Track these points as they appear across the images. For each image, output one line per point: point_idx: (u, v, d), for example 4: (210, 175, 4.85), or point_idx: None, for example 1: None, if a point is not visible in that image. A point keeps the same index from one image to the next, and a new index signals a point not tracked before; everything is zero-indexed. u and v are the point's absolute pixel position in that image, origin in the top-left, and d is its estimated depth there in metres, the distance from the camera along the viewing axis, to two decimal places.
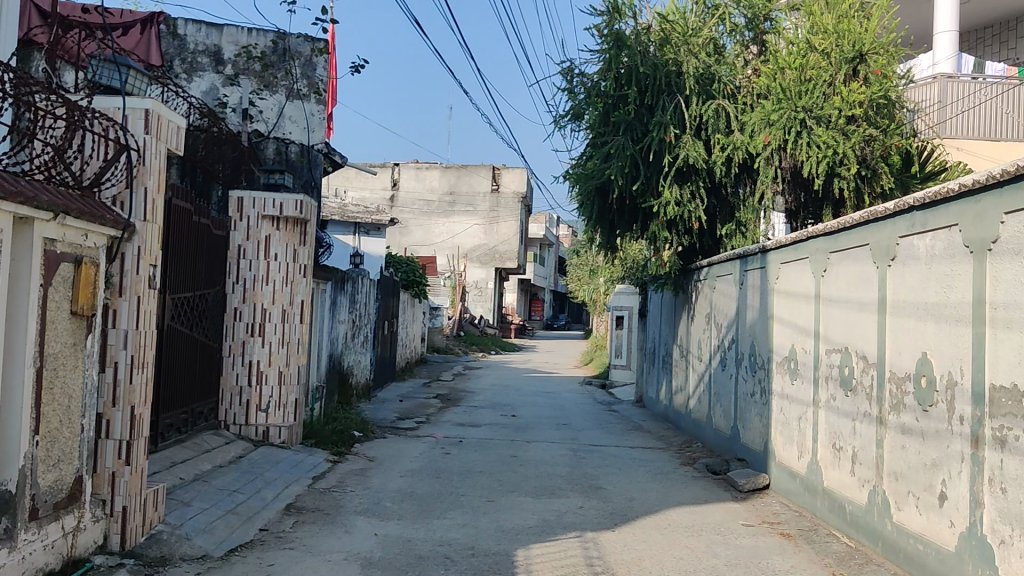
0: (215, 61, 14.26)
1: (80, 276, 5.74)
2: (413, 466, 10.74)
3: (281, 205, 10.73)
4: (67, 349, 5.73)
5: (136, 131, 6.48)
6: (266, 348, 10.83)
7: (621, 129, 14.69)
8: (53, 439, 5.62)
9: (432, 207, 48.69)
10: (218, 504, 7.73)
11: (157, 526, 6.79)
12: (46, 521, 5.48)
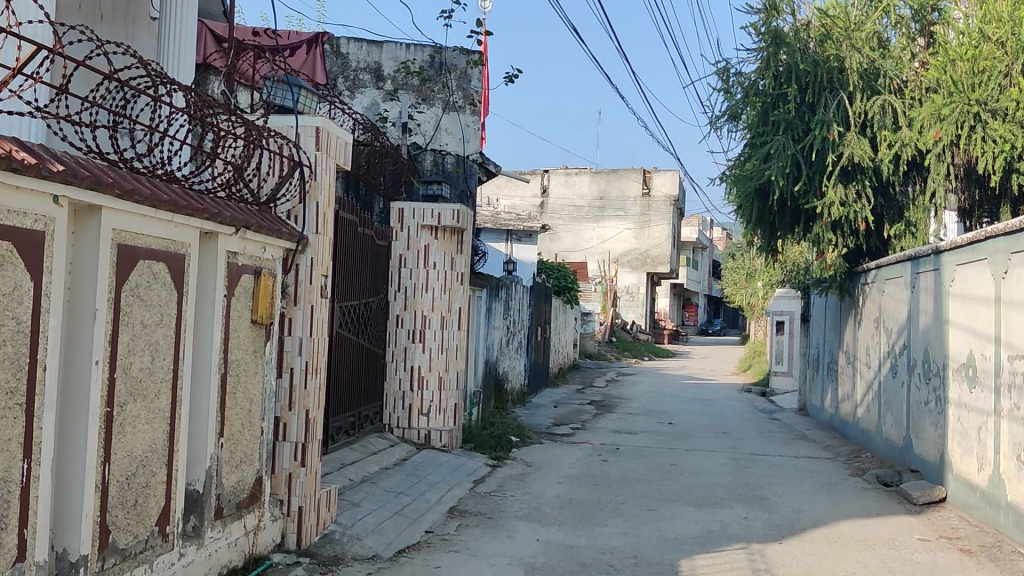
0: (376, 78, 14.80)
1: (259, 286, 6.05)
2: (572, 473, 10.77)
3: (439, 215, 10.94)
4: (248, 356, 6.04)
5: (308, 148, 6.76)
6: (427, 354, 11.10)
7: (781, 128, 14.35)
8: (236, 442, 5.92)
9: (582, 213, 48.69)
10: (385, 506, 7.96)
11: (330, 525, 7.05)
12: (230, 520, 5.78)
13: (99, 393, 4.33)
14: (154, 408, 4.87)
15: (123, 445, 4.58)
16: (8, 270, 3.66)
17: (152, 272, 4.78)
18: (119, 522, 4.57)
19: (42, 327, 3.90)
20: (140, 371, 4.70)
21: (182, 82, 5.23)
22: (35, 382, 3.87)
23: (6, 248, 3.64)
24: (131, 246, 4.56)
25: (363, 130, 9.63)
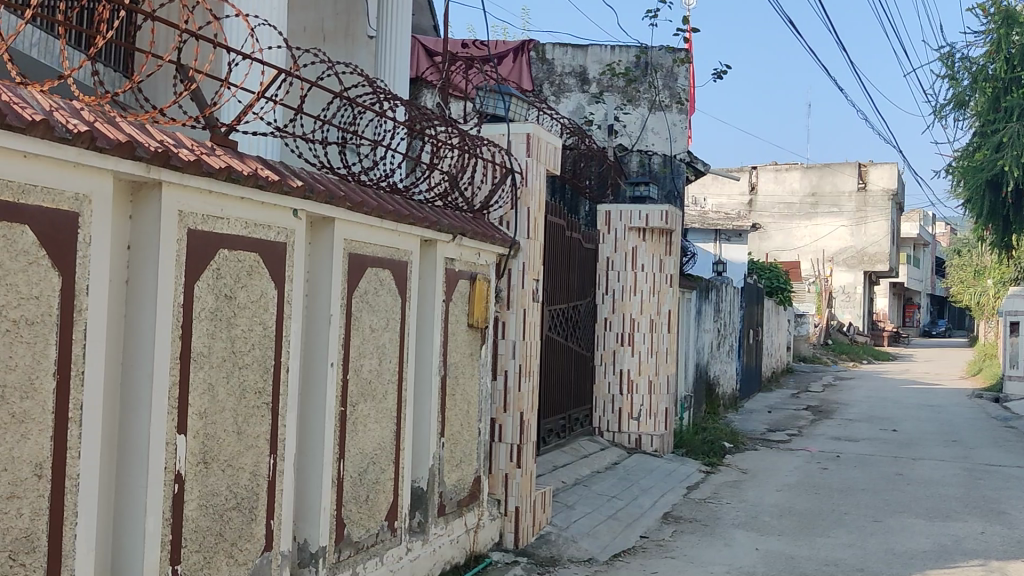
0: (581, 81, 14.86)
1: (475, 291, 6.23)
2: (790, 481, 10.44)
3: (647, 217, 10.89)
4: (466, 358, 6.23)
5: (519, 155, 6.89)
6: (637, 357, 11.07)
7: (1015, 114, 13.30)
8: (456, 442, 6.12)
9: (793, 210, 46.90)
10: (600, 509, 8.02)
11: (546, 527, 7.17)
12: (452, 517, 5.99)
13: (335, 394, 4.60)
14: (383, 407, 5.12)
15: (356, 443, 4.84)
16: (255, 280, 3.94)
17: (379, 279, 5.03)
18: (353, 516, 4.83)
19: (285, 331, 4.18)
20: (370, 373, 4.95)
21: (405, 97, 5.41)
22: (280, 383, 4.15)
23: (253, 259, 3.92)
24: (360, 255, 4.80)
25: (569, 134, 9.65)
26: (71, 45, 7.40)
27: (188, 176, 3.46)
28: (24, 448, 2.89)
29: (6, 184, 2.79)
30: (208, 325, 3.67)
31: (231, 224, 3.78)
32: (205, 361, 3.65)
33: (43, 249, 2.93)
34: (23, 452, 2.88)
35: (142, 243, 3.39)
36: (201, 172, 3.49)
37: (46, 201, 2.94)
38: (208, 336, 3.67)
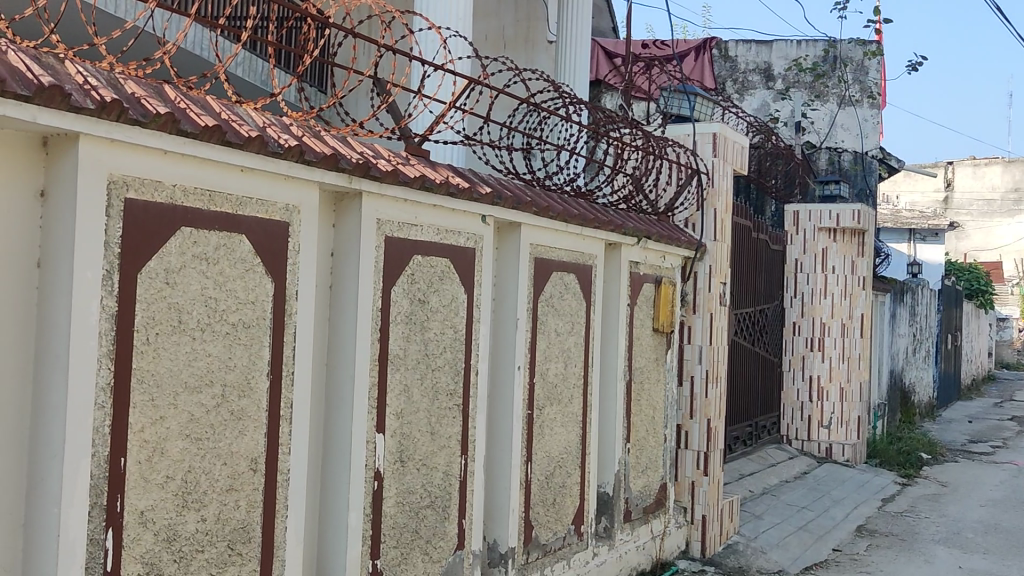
0: (767, 78, 14.43)
1: (659, 295, 6.19)
2: (996, 496, 9.79)
3: (838, 216, 10.48)
4: (651, 363, 6.18)
5: (705, 155, 6.76)
6: (827, 363, 10.68)
7: None
8: (642, 447, 6.08)
9: (995, 207, 44.02)
10: (790, 520, 7.78)
11: (734, 536, 7.01)
12: (638, 524, 5.95)
13: (522, 397, 4.65)
14: (569, 411, 5.14)
15: (543, 446, 4.89)
16: (447, 284, 4.04)
17: (565, 283, 5.04)
18: (540, 519, 4.87)
19: (475, 334, 4.24)
20: (556, 377, 4.99)
21: (590, 101, 5.40)
22: (470, 385, 4.22)
23: (445, 264, 4.02)
24: (547, 259, 4.83)
25: (755, 133, 9.41)
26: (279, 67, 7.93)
27: (386, 185, 3.58)
28: (241, 444, 3.07)
29: (226, 197, 2.99)
30: (404, 329, 3.79)
31: (424, 230, 3.89)
32: (401, 363, 3.78)
33: (258, 257, 3.11)
34: (240, 447, 3.07)
35: (343, 250, 3.54)
36: (398, 181, 3.60)
37: (260, 213, 3.12)
38: (404, 339, 3.79)
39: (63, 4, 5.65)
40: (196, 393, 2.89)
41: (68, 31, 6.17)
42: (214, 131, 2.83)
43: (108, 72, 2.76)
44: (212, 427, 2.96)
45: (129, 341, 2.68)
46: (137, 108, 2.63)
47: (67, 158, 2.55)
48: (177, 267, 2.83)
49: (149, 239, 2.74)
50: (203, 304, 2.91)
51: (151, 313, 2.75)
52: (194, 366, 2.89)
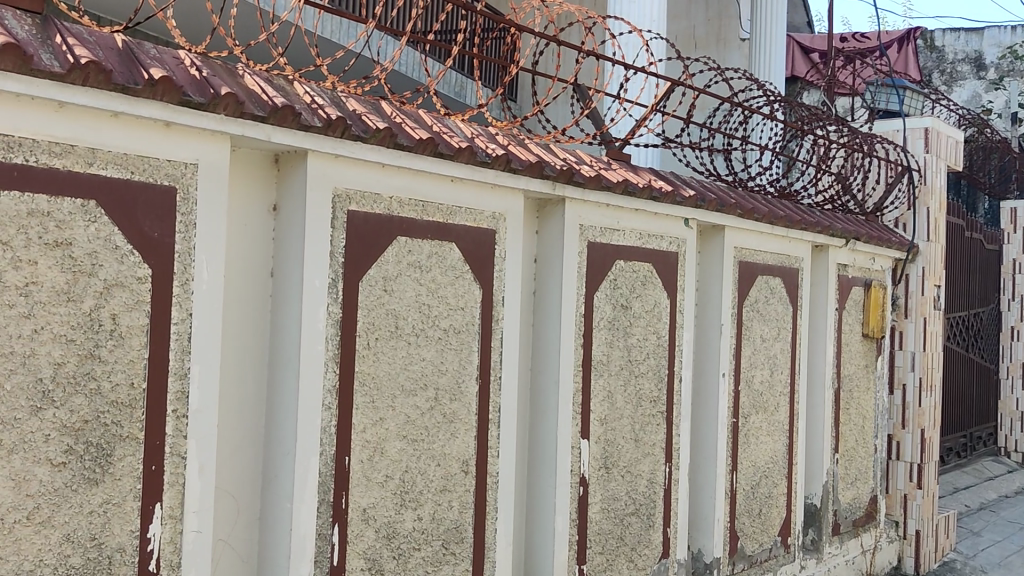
0: (978, 67, 13.64)
1: (869, 298, 5.92)
2: None
3: None
4: (860, 370, 5.93)
5: (916, 151, 6.40)
6: None
7: None
8: (851, 458, 5.84)
9: None
10: (1013, 537, 7.27)
11: (951, 554, 6.62)
12: (847, 537, 5.72)
13: (727, 404, 4.55)
14: (775, 420, 5.00)
15: (749, 455, 4.78)
16: (650, 290, 3.98)
17: (770, 287, 4.90)
18: (746, 529, 4.76)
19: (678, 342, 4.16)
20: (761, 384, 4.86)
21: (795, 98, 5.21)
22: (673, 394, 4.15)
23: (649, 269, 3.98)
24: (752, 263, 4.71)
25: (968, 126, 8.87)
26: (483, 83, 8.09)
27: (589, 191, 3.58)
28: (454, 446, 3.14)
29: (438, 207, 3.08)
30: (607, 334, 3.78)
31: (628, 235, 3.87)
32: (605, 369, 3.77)
33: (467, 264, 3.17)
34: (453, 449, 3.14)
35: (547, 256, 3.57)
36: (601, 186, 3.59)
37: (469, 221, 3.18)
38: (607, 345, 3.78)
39: (290, 32, 6.02)
40: (412, 395, 2.98)
41: (294, 56, 6.49)
42: (428, 144, 2.92)
43: (331, 90, 2.88)
44: (429, 429, 3.04)
45: (352, 346, 2.80)
46: (359, 124, 2.75)
47: (296, 173, 2.71)
48: (393, 275, 2.92)
49: (369, 250, 2.86)
50: (417, 310, 2.99)
51: (370, 318, 2.86)
52: (410, 370, 2.98)
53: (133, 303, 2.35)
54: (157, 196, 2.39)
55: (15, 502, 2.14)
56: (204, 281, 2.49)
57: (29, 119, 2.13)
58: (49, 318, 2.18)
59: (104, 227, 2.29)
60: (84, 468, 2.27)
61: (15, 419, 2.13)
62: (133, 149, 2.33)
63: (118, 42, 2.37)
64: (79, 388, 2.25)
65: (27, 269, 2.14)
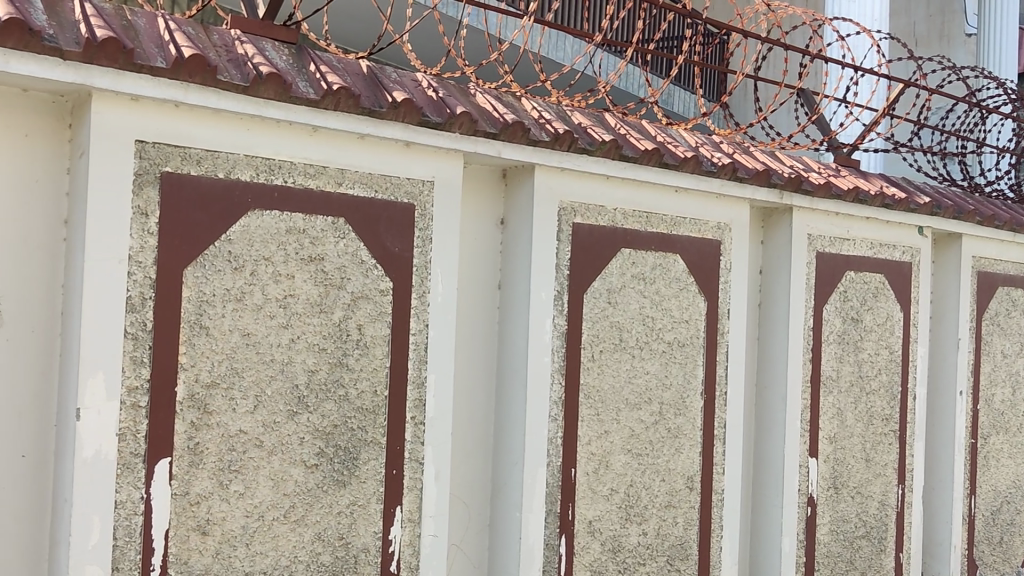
0: None
1: None
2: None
3: None
4: None
5: None
6: None
7: None
8: None
9: None
10: None
11: None
12: None
13: (965, 425, 4.28)
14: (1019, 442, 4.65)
15: (989, 479, 4.47)
16: (882, 302, 3.80)
17: (1013, 299, 4.57)
18: (986, 558, 4.45)
19: (912, 357, 3.95)
20: (1003, 404, 4.54)
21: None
22: (907, 412, 3.95)
23: (881, 280, 3.79)
24: (992, 273, 4.41)
25: None
26: (704, 94, 7.90)
27: (818, 200, 3.45)
28: (679, 461, 3.11)
29: (662, 218, 3.03)
30: (837, 349, 3.64)
31: (858, 245, 3.71)
32: (834, 386, 3.63)
33: (691, 276, 3.11)
34: (678, 464, 3.10)
35: (773, 267, 3.48)
36: (830, 194, 3.44)
37: (694, 232, 3.12)
38: (837, 360, 3.64)
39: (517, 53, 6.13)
40: (637, 409, 2.97)
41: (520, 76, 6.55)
42: (653, 154, 2.85)
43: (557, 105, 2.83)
44: (653, 444, 3.02)
45: (577, 359, 2.81)
46: (585, 137, 2.72)
47: (524, 187, 2.73)
48: (619, 287, 2.91)
49: (593, 262, 2.84)
50: (642, 323, 2.97)
51: (595, 330, 2.85)
52: (635, 383, 2.96)
53: (376, 314, 2.46)
54: (399, 213, 2.50)
55: (273, 500, 2.29)
56: (438, 293, 2.57)
57: (286, 144, 2.29)
58: (304, 328, 2.33)
59: (351, 244, 2.41)
60: (334, 470, 2.40)
61: (275, 422, 2.29)
62: (378, 169, 2.45)
63: (363, 69, 2.45)
64: (329, 395, 2.38)
65: (285, 282, 2.29)
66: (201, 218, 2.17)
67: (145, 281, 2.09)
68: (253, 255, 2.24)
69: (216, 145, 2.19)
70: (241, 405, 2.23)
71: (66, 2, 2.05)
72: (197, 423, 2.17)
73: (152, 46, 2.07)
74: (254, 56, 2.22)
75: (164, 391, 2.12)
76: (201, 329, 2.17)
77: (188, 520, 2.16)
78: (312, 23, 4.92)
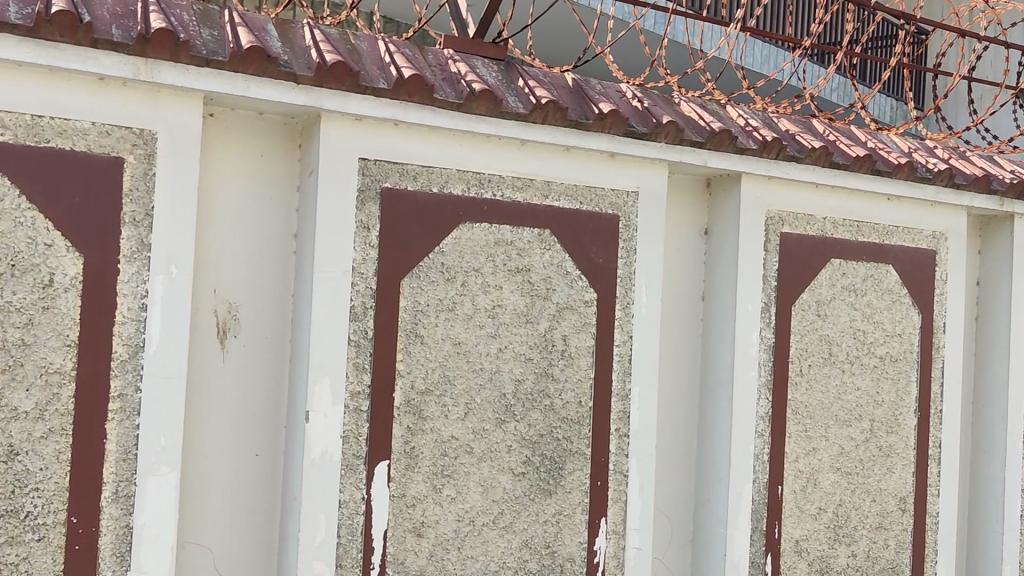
0: None
1: None
2: None
3: None
4: None
5: None
6: None
7: None
8: None
9: None
10: None
11: None
12: None
13: None
14: None
15: None
16: None
17: None
18: None
19: None
20: None
21: None
22: None
23: None
24: None
25: None
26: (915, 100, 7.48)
27: None
28: (890, 481, 2.97)
29: (873, 227, 2.91)
30: None
31: None
32: None
33: (904, 287, 2.98)
34: (889, 484, 2.97)
35: (993, 279, 3.29)
36: None
37: (907, 241, 2.99)
38: None
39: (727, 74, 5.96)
40: (847, 426, 2.86)
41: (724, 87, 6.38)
42: (866, 161, 2.74)
43: (762, 112, 2.77)
44: (863, 462, 2.91)
45: (784, 372, 2.74)
46: (793, 144, 2.66)
47: (730, 197, 2.69)
48: (827, 299, 2.82)
49: (800, 273, 2.77)
50: (852, 336, 2.86)
51: (803, 343, 2.78)
52: (844, 399, 2.86)
53: (580, 325, 2.48)
54: (604, 224, 2.52)
55: (483, 506, 2.35)
56: (643, 304, 2.57)
57: (496, 158, 2.35)
58: (511, 338, 2.38)
59: (557, 254, 2.44)
60: (541, 479, 2.43)
61: (484, 429, 2.34)
62: (583, 180, 2.48)
63: (569, 81, 2.47)
64: (536, 404, 2.42)
65: (494, 293, 2.35)
66: (417, 231, 2.25)
67: (366, 292, 2.19)
68: (464, 267, 2.31)
69: (431, 161, 2.27)
70: (453, 411, 2.30)
71: (297, 29, 2.18)
72: (413, 428, 2.25)
73: (373, 68, 2.16)
74: (466, 73, 2.28)
75: (384, 397, 2.22)
76: (417, 338, 2.25)
77: (404, 522, 2.24)
78: (517, 39, 4.96)
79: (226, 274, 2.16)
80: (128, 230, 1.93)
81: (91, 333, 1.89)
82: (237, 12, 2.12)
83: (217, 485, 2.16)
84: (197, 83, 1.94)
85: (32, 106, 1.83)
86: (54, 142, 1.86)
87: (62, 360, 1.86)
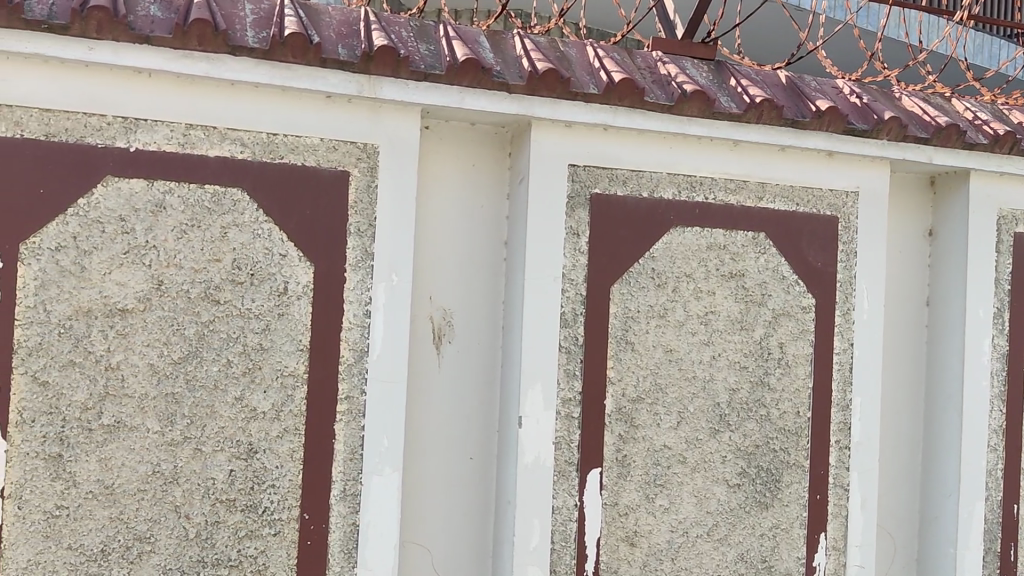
0: None
1: None
2: None
3: None
4: None
5: None
6: None
7: None
8: None
9: None
10: None
11: None
12: None
13: None
14: None
15: None
16: None
17: None
18: None
19: None
20: None
21: None
22: None
23: None
24: None
25: None
26: None
27: None
28: None
29: None
30: None
31: None
32: None
33: None
34: None
35: None
36: None
37: None
38: None
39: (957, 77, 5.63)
40: None
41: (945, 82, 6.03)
42: None
43: (991, 104, 2.60)
44: None
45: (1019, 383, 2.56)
46: None
47: (957, 195, 2.54)
48: None
49: None
50: None
51: None
52: None
53: (798, 332, 2.39)
54: (822, 226, 2.43)
55: (698, 517, 2.30)
56: (864, 310, 2.46)
57: (708, 161, 2.31)
58: (726, 345, 2.33)
59: (772, 258, 2.37)
60: (757, 491, 2.36)
61: (697, 439, 2.30)
62: (798, 181, 2.39)
63: (782, 79, 2.40)
64: (751, 414, 2.35)
65: (707, 299, 2.30)
66: (628, 236, 2.24)
67: (577, 298, 2.19)
68: (675, 272, 2.28)
69: (642, 165, 2.26)
70: (666, 420, 2.27)
71: (508, 40, 2.21)
72: (625, 436, 2.24)
73: (584, 74, 2.16)
74: (677, 75, 2.25)
75: (596, 404, 2.21)
76: (628, 345, 2.23)
77: (618, 530, 2.23)
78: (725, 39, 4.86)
79: (442, 281, 2.22)
80: (354, 240, 2.01)
81: (322, 339, 1.98)
82: (452, 26, 2.17)
83: (435, 484, 2.22)
84: (416, 97, 2.00)
85: (267, 124, 1.93)
86: (287, 157, 1.96)
87: (295, 363, 1.95)
